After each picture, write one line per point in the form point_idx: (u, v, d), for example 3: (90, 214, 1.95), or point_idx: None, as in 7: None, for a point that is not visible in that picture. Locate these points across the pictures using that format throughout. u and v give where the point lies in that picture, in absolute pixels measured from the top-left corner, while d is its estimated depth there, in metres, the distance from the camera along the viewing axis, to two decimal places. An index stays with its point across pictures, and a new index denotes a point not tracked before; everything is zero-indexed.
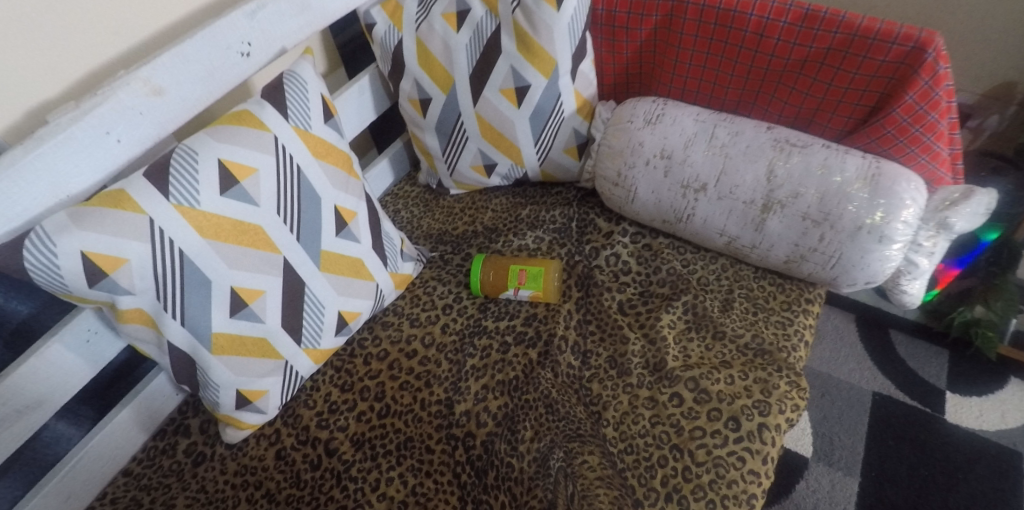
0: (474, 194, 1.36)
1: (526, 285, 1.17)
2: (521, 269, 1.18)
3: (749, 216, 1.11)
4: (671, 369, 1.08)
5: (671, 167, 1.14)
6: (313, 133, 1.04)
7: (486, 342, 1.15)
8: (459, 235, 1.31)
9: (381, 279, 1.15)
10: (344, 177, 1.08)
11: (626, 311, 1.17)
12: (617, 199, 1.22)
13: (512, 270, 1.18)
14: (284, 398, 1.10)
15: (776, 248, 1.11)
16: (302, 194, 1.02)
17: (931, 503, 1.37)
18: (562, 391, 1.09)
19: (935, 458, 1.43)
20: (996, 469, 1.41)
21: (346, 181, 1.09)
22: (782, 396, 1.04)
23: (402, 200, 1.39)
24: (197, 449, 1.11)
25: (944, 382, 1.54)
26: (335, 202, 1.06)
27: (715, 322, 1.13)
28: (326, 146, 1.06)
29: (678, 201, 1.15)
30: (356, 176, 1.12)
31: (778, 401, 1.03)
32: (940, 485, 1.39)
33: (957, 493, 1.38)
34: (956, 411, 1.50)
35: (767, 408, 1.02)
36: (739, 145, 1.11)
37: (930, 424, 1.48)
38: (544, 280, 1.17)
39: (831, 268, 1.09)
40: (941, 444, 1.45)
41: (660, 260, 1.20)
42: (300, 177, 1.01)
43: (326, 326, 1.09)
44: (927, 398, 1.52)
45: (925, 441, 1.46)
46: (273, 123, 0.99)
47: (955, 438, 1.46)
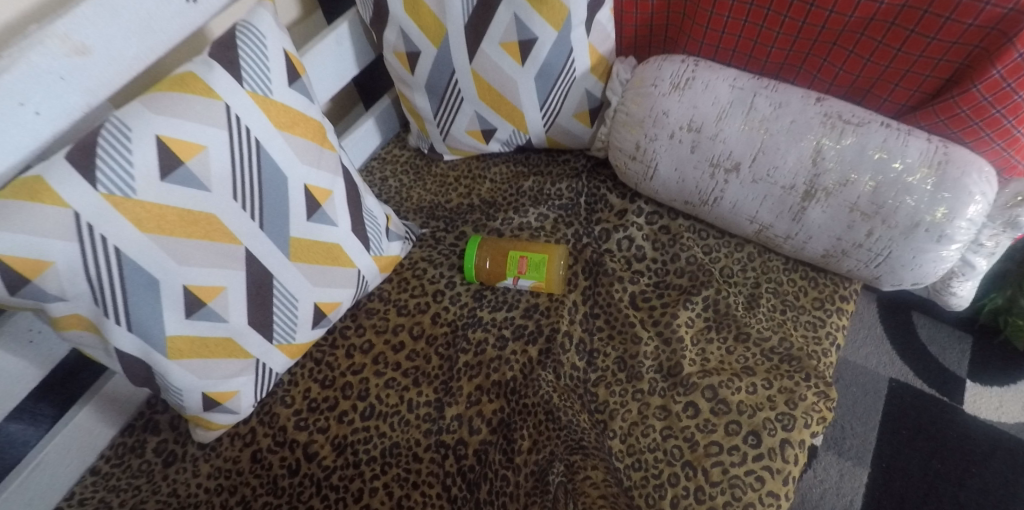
0: (471, 160, 1.21)
1: (527, 275, 1.04)
2: (522, 256, 1.04)
3: (788, 203, 0.96)
4: (686, 375, 0.97)
5: (698, 142, 0.98)
6: (276, 100, 0.88)
7: (481, 336, 1.03)
8: (453, 209, 1.17)
9: (363, 264, 1.02)
10: (316, 149, 0.93)
11: (638, 306, 1.04)
12: (633, 174, 1.07)
13: (511, 258, 1.05)
14: (257, 397, 0.99)
15: (814, 240, 0.97)
16: (263, 174, 0.87)
17: (942, 499, 1.30)
18: (564, 395, 0.98)
19: (950, 450, 1.35)
20: (1013, 464, 1.33)
21: (319, 154, 0.94)
22: (809, 408, 0.93)
23: (390, 165, 1.24)
24: (168, 447, 1.01)
25: (966, 369, 1.44)
26: (306, 181, 0.91)
27: (739, 322, 1.00)
28: (294, 114, 0.90)
29: (706, 182, 1.00)
30: (331, 146, 0.97)
31: (803, 414, 0.92)
32: (951, 479, 1.32)
33: (970, 489, 1.30)
34: (976, 400, 1.40)
35: (791, 422, 0.92)
36: (783, 119, 0.94)
37: (947, 414, 1.39)
38: (547, 270, 1.04)
39: (876, 266, 0.95)
40: (957, 436, 1.36)
41: (679, 246, 1.07)
42: (260, 153, 0.86)
43: (301, 319, 0.97)
44: (946, 386, 1.42)
45: (941, 432, 1.37)
46: (224, 89, 0.83)
47: (973, 430, 1.37)
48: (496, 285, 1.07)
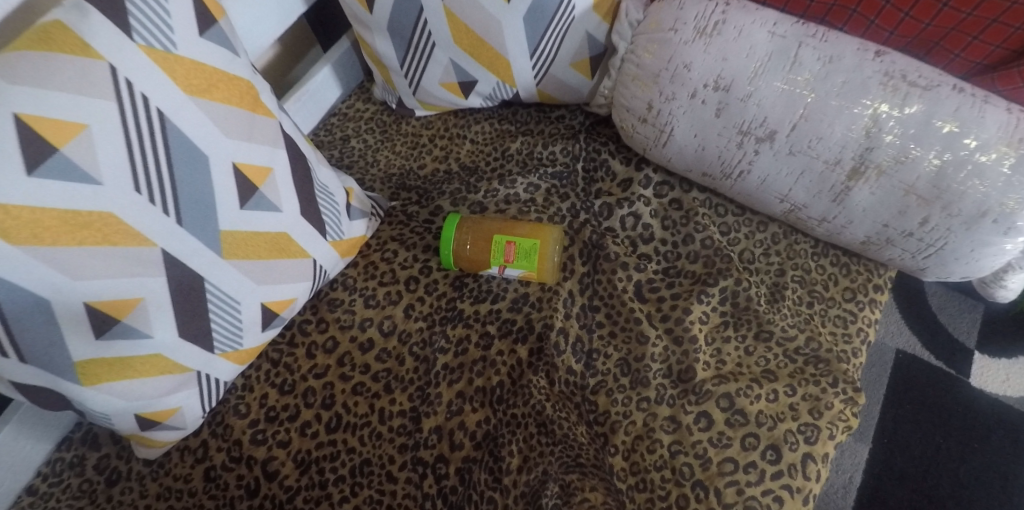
0: (448, 116, 1.03)
1: (515, 264, 0.89)
2: (508, 242, 0.88)
3: (829, 183, 0.80)
4: (699, 382, 0.84)
5: (725, 103, 0.81)
6: (183, 57, 0.68)
7: (462, 333, 0.89)
8: (428, 176, 1.00)
9: (319, 253, 0.85)
10: (248, 117, 0.75)
11: (645, 298, 0.89)
12: (642, 139, 0.90)
13: (495, 243, 0.89)
14: (203, 410, 0.85)
15: (855, 225, 0.82)
16: (173, 157, 0.68)
17: (942, 476, 1.23)
18: (559, 404, 0.85)
19: (950, 423, 1.27)
20: (1016, 438, 1.25)
21: (251, 125, 0.75)
22: (835, 417, 0.81)
23: (352, 123, 1.06)
24: (111, 464, 0.88)
25: (974, 340, 1.34)
26: (235, 160, 0.73)
27: (760, 318, 0.87)
28: (210, 73, 0.70)
29: (731, 153, 0.83)
30: (270, 113, 0.78)
31: (828, 425, 0.80)
32: (953, 454, 1.24)
33: (971, 464, 1.23)
34: (982, 373, 1.31)
35: (815, 434, 0.80)
36: (834, 79, 0.76)
37: (951, 387, 1.30)
38: (540, 260, 0.88)
39: (924, 257, 0.81)
40: (960, 410, 1.28)
41: (693, 227, 0.91)
42: (164, 126, 0.67)
43: (246, 324, 0.81)
44: (952, 357, 1.33)
45: (944, 405, 1.29)
46: (106, 45, 0.63)
47: (977, 403, 1.29)
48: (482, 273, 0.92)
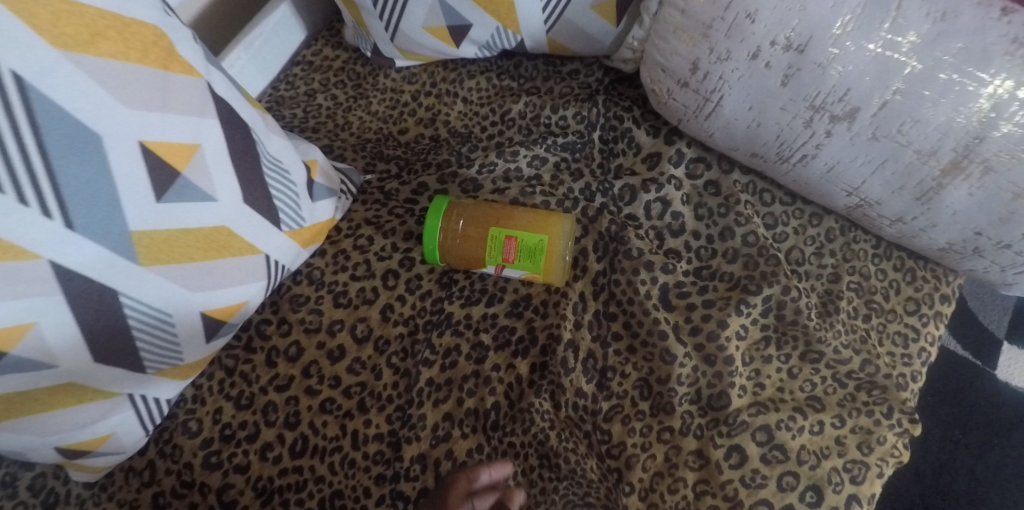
0: (434, 67, 0.86)
1: (516, 264, 0.73)
2: (509, 236, 0.72)
3: (917, 177, 0.64)
4: (733, 411, 0.70)
5: (796, 68, 0.63)
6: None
7: (450, 343, 0.74)
8: (408, 143, 0.83)
9: (273, 246, 0.69)
10: (158, 77, 0.57)
11: (671, 305, 0.74)
12: (679, 107, 0.73)
13: (492, 237, 0.73)
14: (146, 430, 0.70)
15: (939, 230, 0.67)
16: (49, 138, 0.51)
17: (957, 474, 1.00)
18: (565, 433, 0.71)
19: (970, 417, 1.03)
20: None
21: (163, 88, 0.57)
22: (886, 453, 0.68)
23: (318, 74, 0.89)
24: (46, 486, 0.71)
25: (1005, 329, 1.08)
26: (142, 138, 0.55)
27: (809, 336, 0.72)
28: (93, 19, 0.52)
29: (794, 132, 0.67)
30: (194, 70, 0.60)
31: (878, 463, 0.68)
32: (970, 450, 1.01)
33: (991, 465, 1.00)
34: (1010, 365, 1.06)
35: (863, 473, 0.67)
36: (949, 42, 0.57)
37: (973, 379, 1.05)
38: (546, 260, 0.72)
39: (1016, 272, 0.67)
40: (983, 405, 1.04)
41: (733, 218, 0.75)
42: (35, 98, 0.49)
43: (183, 337, 0.66)
44: (978, 346, 1.08)
45: (965, 397, 1.04)
46: None
47: (1004, 398, 1.04)
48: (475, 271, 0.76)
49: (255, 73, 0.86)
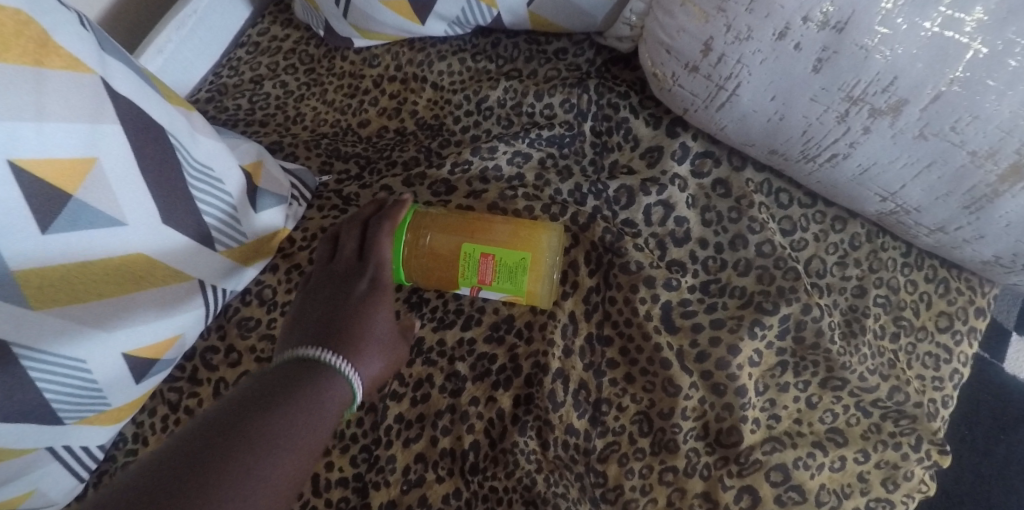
0: (399, 47, 0.74)
1: (493, 286, 0.63)
2: (485, 254, 0.62)
3: (969, 183, 0.54)
4: (745, 448, 0.61)
5: (832, 51, 0.51)
6: None
7: (421, 373, 0.65)
8: (369, 137, 0.73)
9: (206, 268, 0.58)
10: (30, 76, 0.45)
11: (675, 327, 0.64)
12: (685, 95, 0.62)
13: (465, 255, 0.62)
14: (79, 479, 0.59)
15: (986, 242, 0.58)
16: None
17: (962, 470, 0.91)
18: (554, 476, 0.61)
19: (974, 409, 0.94)
20: None
21: (39, 89, 0.46)
22: (913, 489, 0.60)
23: (266, 57, 0.78)
24: None
25: (1016, 319, 0.98)
26: (14, 157, 0.45)
27: (831, 362, 0.63)
28: None
29: (825, 128, 0.56)
30: (82, 65, 0.49)
31: (903, 500, 0.60)
32: (976, 446, 0.92)
33: (998, 460, 0.91)
34: (1018, 357, 0.97)
35: None
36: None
37: (976, 371, 0.96)
38: (528, 281, 0.62)
39: None
40: (990, 399, 0.95)
41: (746, 224, 0.65)
42: None
43: (105, 383, 0.54)
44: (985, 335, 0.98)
45: (969, 392, 0.95)
46: None
47: (1015, 392, 0.94)
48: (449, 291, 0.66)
49: (189, 57, 0.75)
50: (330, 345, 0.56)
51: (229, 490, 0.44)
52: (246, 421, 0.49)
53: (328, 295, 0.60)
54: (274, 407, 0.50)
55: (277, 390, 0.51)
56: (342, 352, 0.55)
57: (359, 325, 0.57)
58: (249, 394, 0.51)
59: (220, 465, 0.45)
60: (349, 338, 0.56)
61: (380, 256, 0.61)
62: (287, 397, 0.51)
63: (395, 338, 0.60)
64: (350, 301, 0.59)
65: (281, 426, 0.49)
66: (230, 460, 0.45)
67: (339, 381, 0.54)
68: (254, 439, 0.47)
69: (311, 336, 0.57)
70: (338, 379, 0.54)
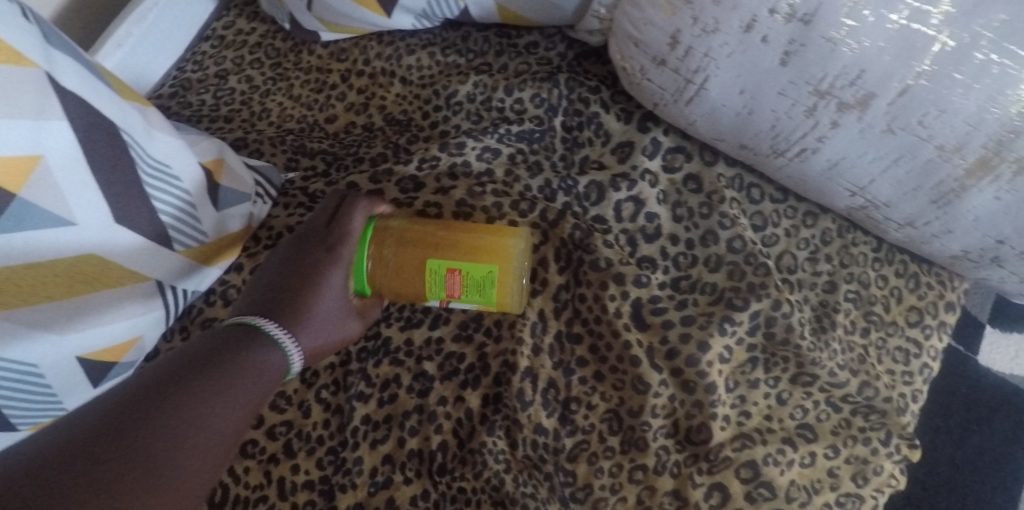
0: (367, 41, 0.73)
1: (462, 299, 0.61)
2: (451, 269, 0.60)
3: (936, 177, 0.54)
4: (715, 445, 0.60)
5: (799, 43, 0.50)
6: None
7: (388, 373, 0.64)
8: (336, 133, 0.71)
9: (163, 268, 0.57)
10: None
11: (645, 324, 0.63)
12: (654, 90, 0.61)
13: (429, 270, 0.60)
14: None
15: (955, 237, 0.58)
16: None
17: (937, 461, 0.92)
18: (523, 476, 0.61)
19: (948, 402, 0.95)
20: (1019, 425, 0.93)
21: None
22: (883, 483, 0.60)
23: (230, 52, 0.76)
24: None
25: (990, 312, 0.99)
26: None
27: (802, 357, 0.63)
28: None
29: (793, 122, 0.55)
30: (25, 59, 0.47)
31: (873, 495, 0.60)
32: (950, 438, 0.93)
33: (972, 452, 0.92)
34: (990, 349, 0.97)
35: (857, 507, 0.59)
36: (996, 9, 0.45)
37: (951, 364, 0.97)
38: (496, 289, 0.60)
39: None
40: (964, 391, 0.95)
41: (717, 220, 0.65)
42: None
43: (60, 387, 0.53)
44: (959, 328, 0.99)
45: (944, 385, 0.96)
46: None
47: (988, 384, 0.95)
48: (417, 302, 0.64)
49: (151, 50, 0.75)
50: (274, 313, 0.57)
51: (158, 440, 0.44)
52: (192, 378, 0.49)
53: (287, 262, 0.61)
54: (221, 368, 0.51)
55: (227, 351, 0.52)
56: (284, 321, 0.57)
57: (309, 298, 0.58)
58: (206, 345, 0.53)
59: (153, 417, 0.45)
60: (295, 308, 0.58)
61: (347, 229, 0.61)
62: (230, 358, 0.52)
63: (348, 312, 0.61)
64: (306, 270, 0.59)
65: (224, 386, 0.50)
66: (175, 401, 0.47)
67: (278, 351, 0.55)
68: (208, 384, 0.49)
69: (261, 301, 0.59)
70: (276, 350, 0.55)
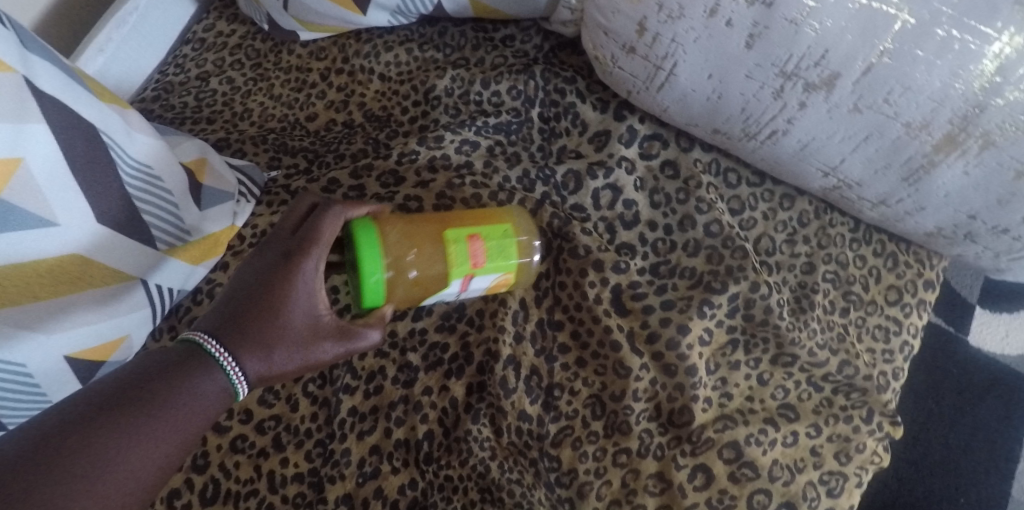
0: (345, 39, 0.74)
1: (484, 270, 0.58)
2: (471, 236, 0.57)
3: (905, 154, 0.54)
4: (697, 427, 0.61)
5: (763, 26, 0.51)
6: None
7: (373, 366, 0.65)
8: (317, 131, 0.73)
9: (148, 267, 0.58)
10: None
11: (625, 309, 0.64)
12: (626, 77, 0.62)
13: (452, 240, 0.56)
14: None
15: (928, 214, 0.58)
16: None
17: (930, 441, 0.92)
18: (508, 462, 0.61)
19: (941, 382, 0.95)
20: (1010, 403, 0.93)
21: None
22: (866, 461, 0.60)
23: (211, 53, 0.78)
24: None
25: (978, 293, 0.99)
26: None
27: (781, 338, 0.63)
28: None
29: (762, 105, 0.56)
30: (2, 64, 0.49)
31: (857, 472, 0.60)
32: (943, 418, 0.93)
33: (964, 431, 0.92)
34: (981, 328, 0.98)
35: (841, 484, 0.59)
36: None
37: (942, 344, 0.97)
38: (513, 254, 0.59)
39: (1010, 258, 0.59)
40: (956, 371, 0.95)
41: (694, 205, 0.65)
42: None
43: (50, 387, 0.54)
44: (949, 309, 0.99)
45: (936, 366, 0.96)
46: None
47: (977, 363, 0.95)
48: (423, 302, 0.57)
49: (133, 50, 0.77)
50: (226, 333, 0.50)
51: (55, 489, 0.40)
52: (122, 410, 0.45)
53: (250, 270, 0.53)
54: (154, 400, 0.46)
55: (169, 373, 0.47)
56: (237, 342, 0.50)
57: (267, 314, 0.50)
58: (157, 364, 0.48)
59: (60, 460, 0.41)
60: (250, 328, 0.50)
61: (314, 235, 0.52)
62: (172, 389, 0.47)
63: (316, 333, 0.52)
64: (265, 281, 0.51)
65: (155, 425, 0.45)
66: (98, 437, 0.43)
67: (220, 377, 0.49)
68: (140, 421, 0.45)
69: (219, 313, 0.52)
70: (218, 375, 0.49)
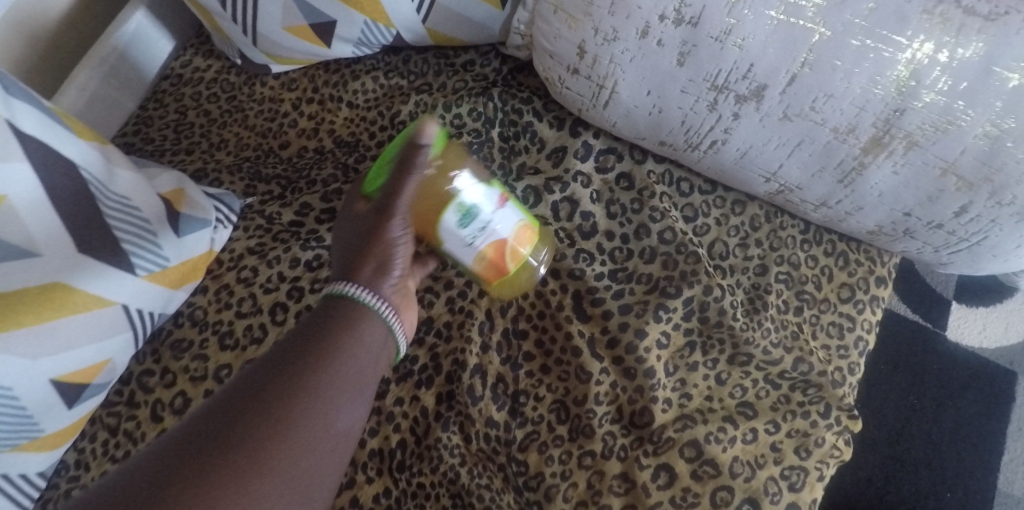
0: (315, 70, 0.79)
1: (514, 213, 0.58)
2: None
3: (838, 157, 0.57)
4: (657, 428, 0.62)
5: (691, 44, 0.55)
6: None
7: None
8: (291, 157, 0.77)
9: (130, 293, 0.61)
10: None
11: (586, 315, 0.68)
12: (575, 97, 0.65)
13: None
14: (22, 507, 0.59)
15: (865, 214, 0.61)
16: None
17: (914, 439, 0.93)
18: (478, 468, 0.63)
19: (922, 380, 0.96)
20: (988, 397, 0.95)
21: None
22: (827, 455, 0.61)
23: (189, 88, 0.83)
24: None
25: (955, 289, 1.01)
26: None
27: (736, 338, 0.66)
28: None
29: (700, 117, 0.59)
30: None
31: (818, 466, 0.60)
32: (927, 415, 0.94)
33: (946, 428, 0.93)
34: (959, 324, 0.99)
35: (802, 479, 0.60)
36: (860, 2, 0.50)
37: (921, 341, 0.98)
38: (537, 233, 0.60)
39: (950, 252, 0.61)
40: (935, 369, 0.96)
41: (648, 214, 0.69)
42: None
43: (34, 408, 0.57)
44: (926, 307, 1.00)
45: (918, 363, 0.97)
46: None
47: (952, 359, 0.97)
48: (456, 200, 0.53)
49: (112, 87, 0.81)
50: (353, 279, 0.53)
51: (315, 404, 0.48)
52: (281, 384, 0.47)
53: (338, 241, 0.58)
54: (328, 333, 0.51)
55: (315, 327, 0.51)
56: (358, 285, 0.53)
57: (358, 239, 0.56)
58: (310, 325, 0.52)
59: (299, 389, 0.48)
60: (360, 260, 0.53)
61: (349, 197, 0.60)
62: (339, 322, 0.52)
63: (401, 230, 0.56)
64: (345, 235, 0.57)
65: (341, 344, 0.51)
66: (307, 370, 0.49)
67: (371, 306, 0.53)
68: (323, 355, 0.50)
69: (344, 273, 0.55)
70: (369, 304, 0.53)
